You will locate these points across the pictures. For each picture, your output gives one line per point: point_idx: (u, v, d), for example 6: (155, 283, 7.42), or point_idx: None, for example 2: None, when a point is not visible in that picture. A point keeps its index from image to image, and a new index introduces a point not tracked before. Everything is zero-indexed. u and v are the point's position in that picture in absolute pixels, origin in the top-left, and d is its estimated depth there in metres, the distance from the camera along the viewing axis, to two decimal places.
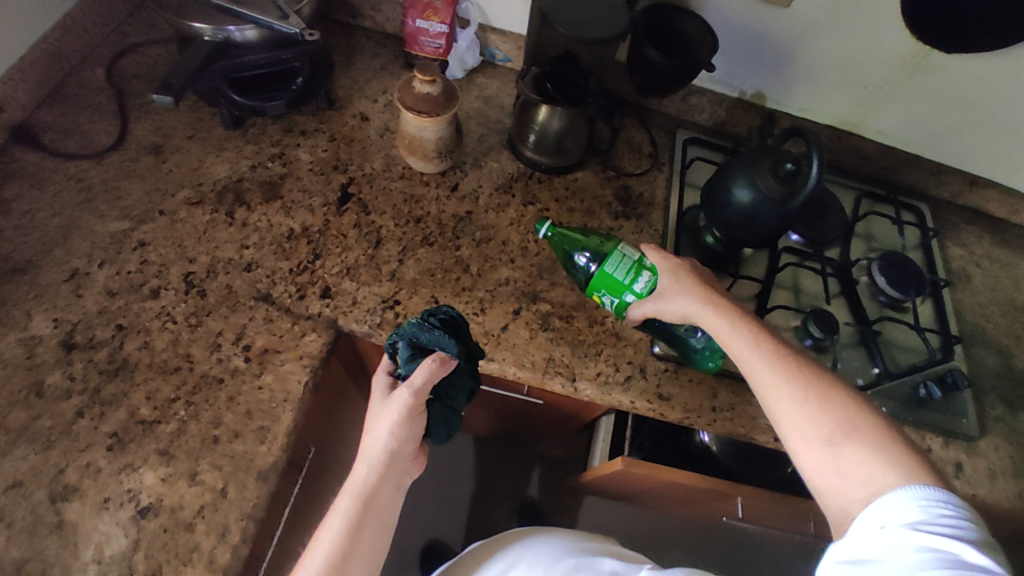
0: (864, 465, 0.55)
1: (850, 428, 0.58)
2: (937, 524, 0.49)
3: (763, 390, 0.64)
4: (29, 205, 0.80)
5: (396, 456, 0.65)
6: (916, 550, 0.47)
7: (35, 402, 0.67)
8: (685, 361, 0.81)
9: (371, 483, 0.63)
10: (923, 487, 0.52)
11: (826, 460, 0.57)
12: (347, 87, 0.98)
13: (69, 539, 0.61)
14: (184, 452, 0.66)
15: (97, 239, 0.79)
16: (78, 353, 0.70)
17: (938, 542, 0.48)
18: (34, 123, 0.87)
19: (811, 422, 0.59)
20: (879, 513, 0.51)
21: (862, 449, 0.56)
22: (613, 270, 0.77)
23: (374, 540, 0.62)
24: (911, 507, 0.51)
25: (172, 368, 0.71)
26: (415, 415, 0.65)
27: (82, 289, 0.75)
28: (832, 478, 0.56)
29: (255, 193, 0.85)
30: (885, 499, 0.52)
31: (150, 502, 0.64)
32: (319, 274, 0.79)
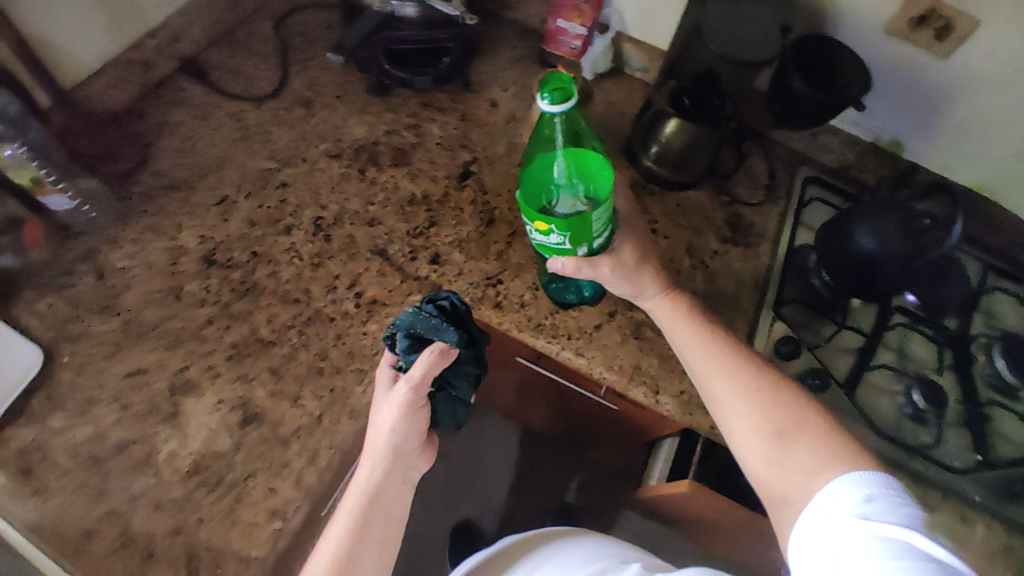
0: (808, 456, 0.60)
1: (794, 419, 0.63)
2: (883, 504, 0.54)
3: (714, 384, 0.68)
4: (192, 130, 0.86)
5: (399, 451, 0.65)
6: (873, 530, 0.51)
7: (172, 303, 0.74)
8: (552, 300, 0.81)
9: (376, 480, 0.64)
10: (868, 476, 0.56)
11: (771, 451, 0.62)
12: (484, 72, 1.01)
13: (181, 429, 0.68)
14: (290, 376, 0.72)
15: (246, 173, 0.84)
16: (216, 269, 0.77)
17: (886, 521, 0.52)
18: (203, 60, 0.91)
19: (760, 414, 0.64)
20: (831, 501, 0.56)
21: (804, 441, 0.61)
22: (596, 218, 0.62)
23: (383, 535, 0.63)
24: (858, 491, 0.55)
25: (292, 299, 0.76)
26: (417, 408, 0.65)
27: (228, 214, 0.80)
28: (777, 471, 0.61)
29: (387, 157, 0.89)
30: (829, 489, 0.57)
31: (255, 413, 0.69)
32: (433, 241, 0.83)
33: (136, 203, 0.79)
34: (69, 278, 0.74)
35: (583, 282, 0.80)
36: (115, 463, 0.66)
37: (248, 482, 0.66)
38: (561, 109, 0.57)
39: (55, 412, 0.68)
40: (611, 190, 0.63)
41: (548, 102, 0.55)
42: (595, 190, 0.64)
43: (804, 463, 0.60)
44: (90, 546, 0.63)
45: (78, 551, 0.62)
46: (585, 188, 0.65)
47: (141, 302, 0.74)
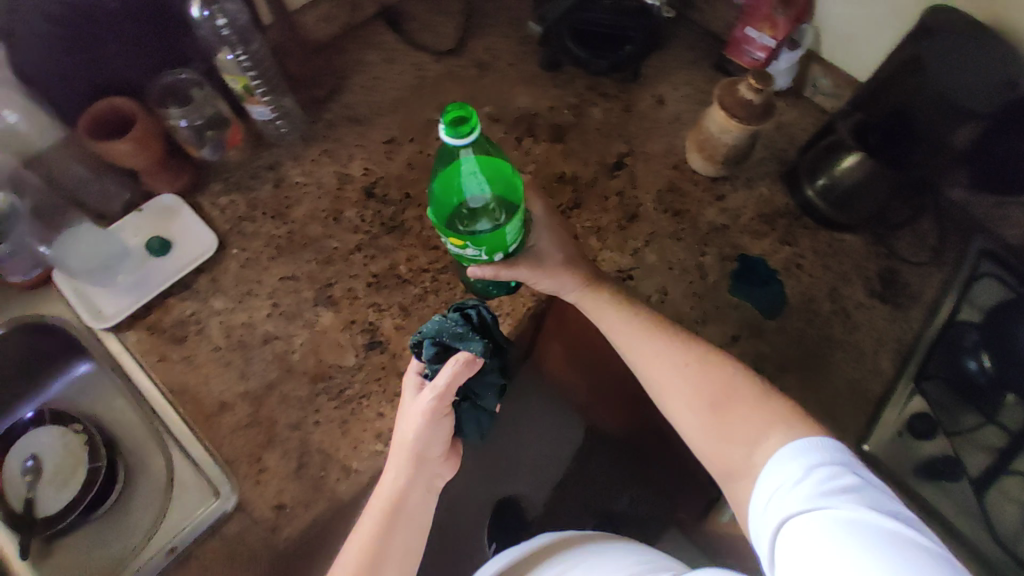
0: (744, 424, 0.60)
1: (727, 385, 0.64)
2: (833, 465, 0.54)
3: (657, 367, 0.67)
4: (378, 71, 0.91)
5: (424, 460, 0.63)
6: (829, 494, 0.51)
7: (331, 225, 0.80)
8: (475, 297, 0.76)
9: (400, 486, 0.62)
10: (806, 438, 0.57)
11: (711, 425, 0.63)
12: (655, 66, 0.97)
13: (317, 338, 0.74)
14: (416, 317, 0.75)
15: (416, 119, 0.88)
16: (373, 201, 0.82)
17: (841, 482, 0.52)
18: (401, 9, 0.96)
19: (693, 386, 0.65)
20: (779, 468, 0.55)
21: (740, 411, 0.61)
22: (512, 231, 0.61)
23: (407, 542, 0.62)
24: (805, 453, 0.55)
25: (432, 246, 0.80)
26: (442, 418, 0.63)
27: (393, 153, 0.85)
28: (721, 442, 0.61)
29: (545, 131, 0.89)
30: (774, 456, 0.56)
31: (381, 341, 0.74)
32: (574, 223, 0.84)
33: (319, 128, 0.85)
34: (253, 181, 0.80)
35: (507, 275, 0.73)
36: (257, 352, 0.72)
37: (363, 401, 0.71)
38: (467, 145, 0.53)
39: (216, 295, 0.74)
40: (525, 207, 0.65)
41: (457, 139, 0.51)
42: (511, 204, 0.65)
43: (742, 432, 0.60)
44: (221, 418, 0.69)
45: (211, 420, 0.69)
46: (496, 199, 0.65)
47: (305, 216, 0.80)
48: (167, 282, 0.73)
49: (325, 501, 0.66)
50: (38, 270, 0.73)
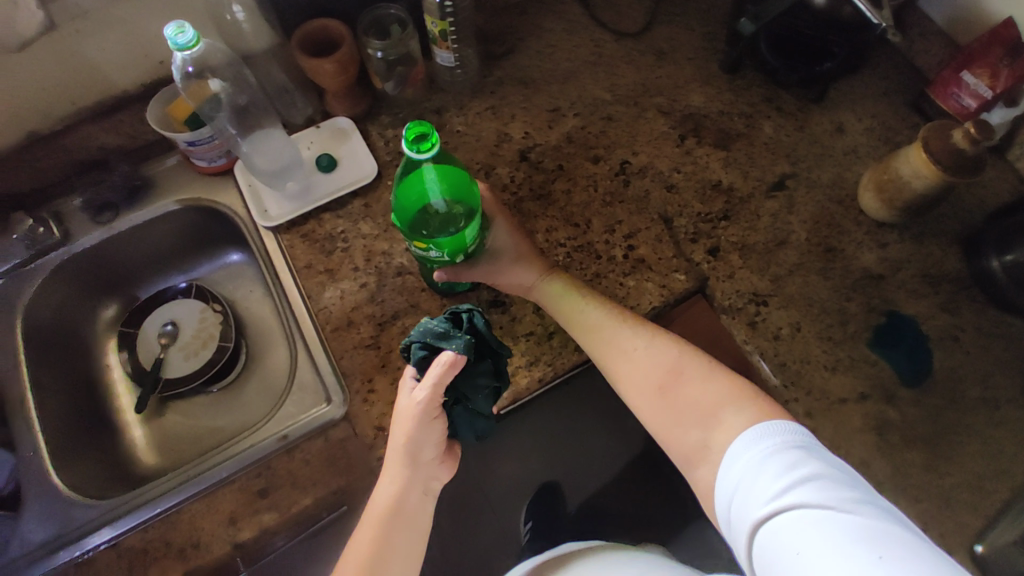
0: (694, 404, 0.60)
1: (677, 368, 0.63)
2: (796, 448, 0.51)
3: (612, 354, 0.66)
4: (556, 40, 0.91)
5: (415, 463, 0.59)
6: (794, 480, 0.48)
7: (481, 178, 0.81)
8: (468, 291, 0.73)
9: (394, 492, 0.58)
10: (759, 419, 0.55)
11: (662, 409, 0.62)
12: (840, 90, 0.89)
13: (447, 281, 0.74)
14: None
15: (584, 95, 0.88)
16: (526, 165, 0.83)
17: (808, 467, 0.48)
18: None
19: (646, 368, 0.64)
20: (738, 452, 0.53)
21: (689, 395, 0.61)
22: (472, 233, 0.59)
23: (402, 549, 0.58)
24: (769, 437, 0.52)
25: (572, 222, 0.79)
26: (433, 421, 0.58)
27: (554, 123, 0.85)
28: (671, 424, 0.60)
29: (710, 133, 0.85)
30: (730, 442, 0.55)
31: (505, 301, 0.74)
32: (719, 233, 0.79)
33: (490, 85, 0.87)
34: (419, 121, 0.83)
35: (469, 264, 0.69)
36: (386, 280, 0.74)
37: None
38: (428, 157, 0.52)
39: (364, 219, 0.77)
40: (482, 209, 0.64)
41: (417, 154, 0.50)
42: (468, 205, 0.63)
43: (689, 413, 0.60)
44: (347, 333, 0.71)
45: (336, 332, 0.71)
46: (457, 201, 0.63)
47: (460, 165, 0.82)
48: (327, 197, 0.78)
49: None
50: (224, 159, 0.79)
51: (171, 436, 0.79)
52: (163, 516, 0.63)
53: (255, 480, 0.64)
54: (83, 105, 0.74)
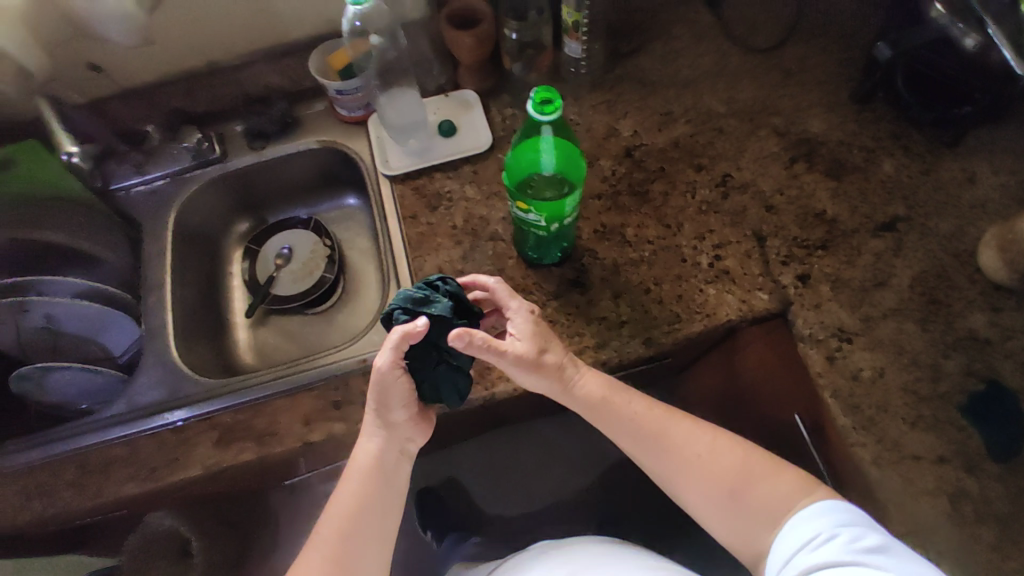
0: (756, 501, 0.63)
1: (745, 468, 0.65)
2: (854, 521, 0.58)
3: (672, 453, 0.67)
4: (683, 46, 0.92)
5: (388, 423, 0.66)
6: (860, 552, 0.54)
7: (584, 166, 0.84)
8: (546, 267, 0.78)
9: (371, 448, 0.66)
10: (816, 501, 0.61)
11: (722, 506, 0.64)
12: (979, 139, 0.84)
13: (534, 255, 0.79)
14: (623, 279, 0.77)
15: (699, 103, 0.88)
16: (630, 160, 0.84)
17: (866, 536, 0.55)
18: None
19: (712, 471, 0.65)
20: (805, 527, 0.59)
21: (756, 497, 0.63)
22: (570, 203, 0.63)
23: (375, 503, 0.65)
24: (832, 516, 0.58)
25: (663, 223, 0.80)
26: (401, 383, 0.64)
27: (664, 126, 0.87)
28: (734, 522, 0.64)
29: (824, 162, 0.83)
30: (796, 526, 0.60)
31: (584, 283, 0.77)
32: (813, 262, 0.77)
33: (609, 79, 0.90)
34: None
35: (558, 243, 0.74)
36: (479, 244, 0.80)
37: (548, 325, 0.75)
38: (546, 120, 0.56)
39: (470, 184, 0.84)
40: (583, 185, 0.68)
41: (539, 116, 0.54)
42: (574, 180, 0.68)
43: (759, 513, 0.62)
44: None
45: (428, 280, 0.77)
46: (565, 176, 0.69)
47: None
48: (443, 159, 0.85)
49: (483, 389, 0.72)
50: (362, 111, 0.89)
51: (269, 344, 0.90)
52: (256, 403, 0.74)
53: (333, 392, 0.72)
54: (260, 42, 0.86)
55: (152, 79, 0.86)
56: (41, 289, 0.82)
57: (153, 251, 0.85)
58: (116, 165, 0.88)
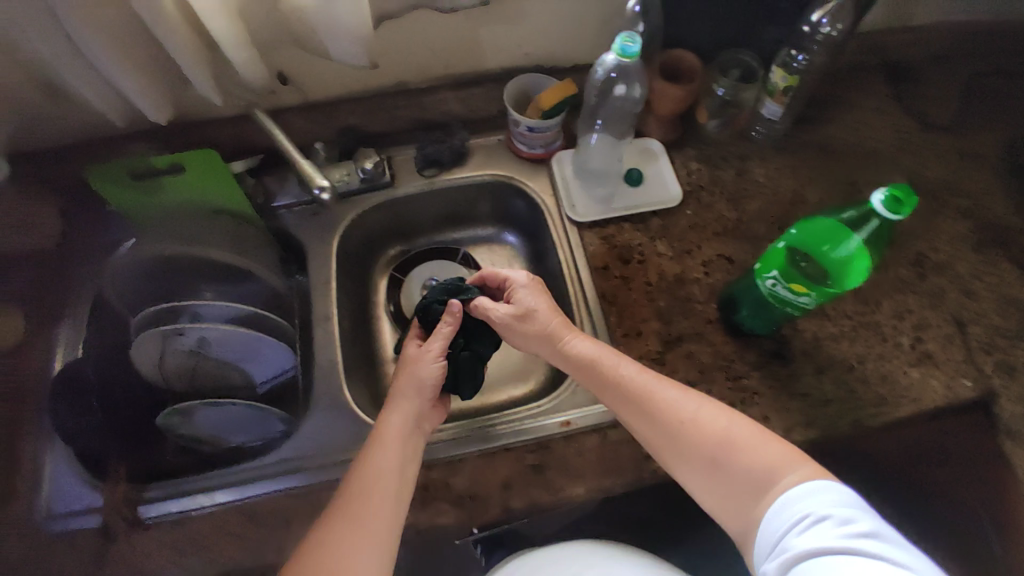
0: (747, 481, 0.57)
1: (726, 436, 0.60)
2: (846, 506, 0.51)
3: (660, 424, 0.62)
4: (863, 116, 0.92)
5: (415, 398, 0.70)
6: (854, 537, 0.48)
7: (774, 232, 0.81)
8: (749, 335, 0.74)
9: (389, 420, 0.67)
10: (813, 479, 0.54)
11: (717, 486, 0.59)
12: None
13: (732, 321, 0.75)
14: (826, 354, 0.74)
15: (884, 176, 0.87)
16: None
17: (859, 523, 0.49)
18: (906, 71, 0.95)
19: (698, 438, 0.60)
20: (794, 508, 0.53)
21: (741, 465, 0.58)
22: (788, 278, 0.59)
23: (395, 468, 0.63)
24: (825, 499, 0.52)
25: (860, 298, 0.79)
26: (428, 351, 0.73)
27: (851, 196, 0.85)
28: (728, 500, 0.58)
29: (1014, 249, 0.83)
30: (786, 506, 0.54)
31: (786, 356, 0.74)
32: (1016, 352, 0.75)
33: (792, 143, 0.88)
34: (721, 162, 0.86)
35: (777, 316, 0.71)
36: (675, 304, 0.77)
37: (753, 397, 0.72)
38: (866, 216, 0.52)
39: (661, 239, 0.81)
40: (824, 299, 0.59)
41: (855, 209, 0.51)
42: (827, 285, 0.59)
43: (746, 482, 0.57)
44: (636, 343, 0.75)
45: (624, 339, 0.75)
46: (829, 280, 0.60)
47: (754, 212, 0.83)
48: (631, 208, 0.81)
49: None
50: (542, 149, 0.84)
51: None
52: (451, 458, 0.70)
53: (531, 455, 0.70)
54: (449, 71, 0.82)
55: (332, 95, 0.81)
56: (195, 313, 0.76)
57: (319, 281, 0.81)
58: (283, 182, 0.84)
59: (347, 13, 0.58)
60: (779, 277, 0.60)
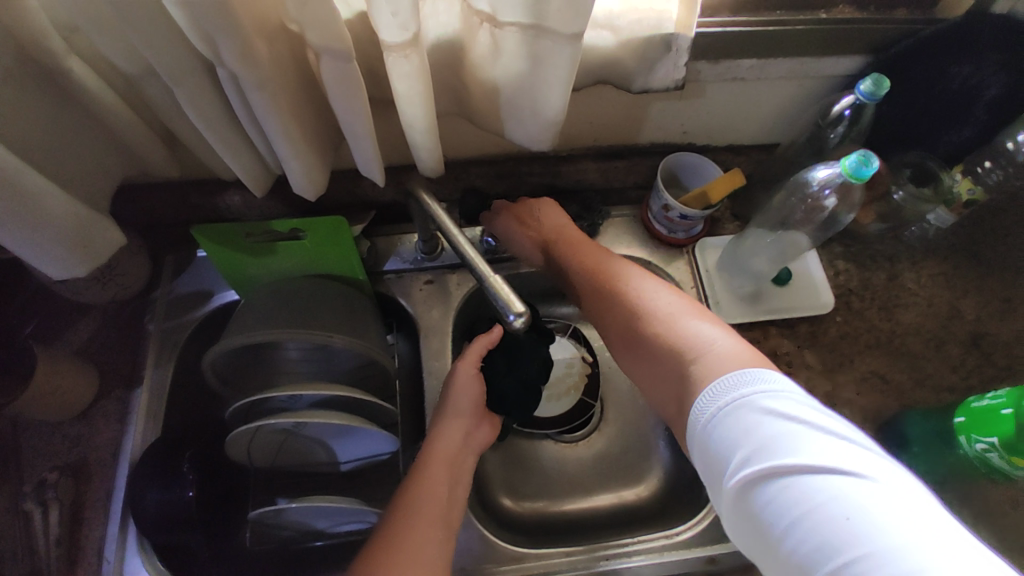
0: (670, 369, 0.54)
1: (679, 327, 0.56)
2: (795, 398, 0.46)
3: (623, 315, 0.60)
4: None
5: (456, 411, 0.64)
6: (779, 431, 0.43)
7: (931, 349, 0.73)
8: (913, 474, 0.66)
9: (437, 434, 0.62)
10: (731, 368, 0.49)
11: (650, 375, 0.57)
12: None
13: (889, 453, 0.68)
14: (992, 500, 0.67)
15: None
16: (985, 351, 0.73)
17: (809, 414, 0.44)
18: None
19: (648, 325, 0.57)
20: (712, 394, 0.49)
21: (680, 353, 0.54)
22: (982, 436, 0.57)
23: (443, 496, 0.58)
24: (777, 398, 0.46)
25: None
26: (464, 365, 0.65)
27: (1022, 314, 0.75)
28: (656, 387, 0.56)
29: None
30: (710, 385, 0.49)
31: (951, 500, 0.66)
32: None
33: (954, 246, 0.79)
34: (872, 263, 0.78)
35: (956, 461, 0.63)
36: None
37: None
38: None
39: (810, 348, 0.73)
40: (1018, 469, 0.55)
41: None
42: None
43: (671, 367, 0.54)
44: None
45: None
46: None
47: (911, 324, 0.75)
48: (780, 312, 0.74)
49: None
50: (683, 234, 0.76)
51: (524, 472, 0.80)
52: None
53: None
54: (596, 143, 0.73)
55: (462, 155, 0.72)
56: (292, 393, 0.62)
57: (432, 363, 0.73)
58: (395, 244, 0.77)
59: (551, 106, 0.49)
60: (996, 446, 0.56)
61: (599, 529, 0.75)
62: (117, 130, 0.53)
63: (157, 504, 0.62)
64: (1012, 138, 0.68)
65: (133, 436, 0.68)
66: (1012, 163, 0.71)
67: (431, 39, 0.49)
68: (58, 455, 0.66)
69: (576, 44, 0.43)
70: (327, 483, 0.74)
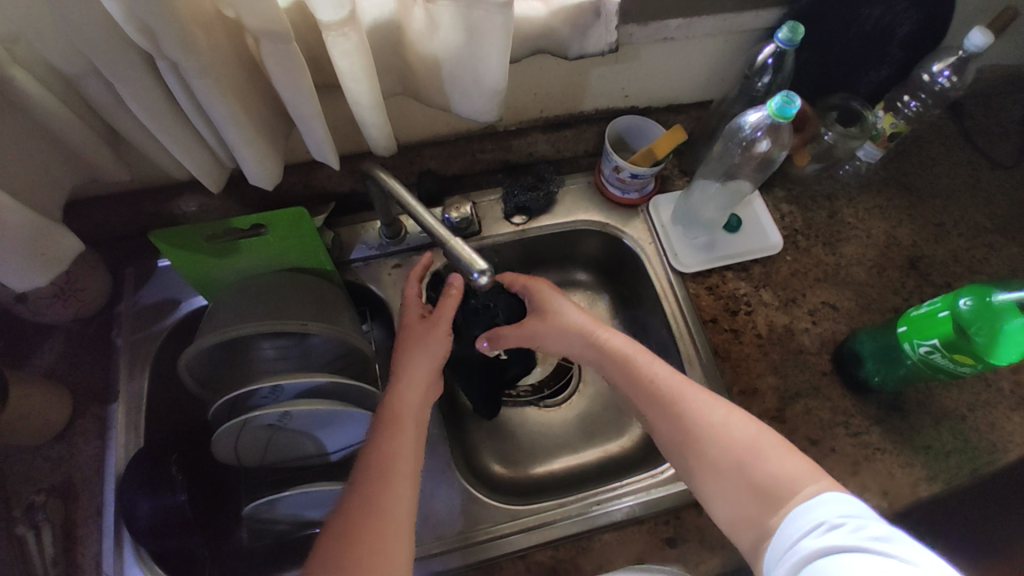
0: (757, 487, 0.55)
1: (753, 447, 0.57)
2: (856, 513, 0.48)
3: (686, 425, 0.60)
4: (956, 148, 0.87)
5: (418, 364, 0.65)
6: (845, 541, 0.46)
7: (874, 276, 0.79)
8: (867, 389, 0.71)
9: (402, 394, 0.63)
10: (823, 494, 0.52)
11: (725, 487, 0.57)
12: None
13: (844, 374, 0.72)
14: (938, 405, 0.72)
15: (980, 212, 0.83)
16: (921, 272, 0.79)
17: (863, 523, 0.47)
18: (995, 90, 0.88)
19: (721, 443, 0.58)
20: (791, 525, 0.51)
21: (758, 474, 0.55)
22: (927, 339, 0.62)
23: (412, 456, 0.60)
24: (835, 506, 0.49)
25: None
26: (435, 327, 0.67)
27: (950, 234, 0.81)
28: (737, 503, 0.55)
29: None
30: (786, 523, 0.51)
31: (903, 410, 0.72)
32: None
33: (885, 180, 0.85)
34: (812, 203, 0.83)
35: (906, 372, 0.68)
36: (786, 358, 0.74)
37: (875, 453, 0.69)
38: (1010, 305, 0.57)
39: (765, 288, 0.77)
40: (962, 363, 0.59)
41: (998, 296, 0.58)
42: (966, 357, 0.58)
43: (766, 493, 0.54)
44: (752, 400, 0.71)
45: (741, 397, 0.71)
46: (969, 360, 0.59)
47: (854, 255, 0.80)
48: (733, 256, 0.78)
49: None
50: (636, 194, 0.80)
51: (511, 439, 0.82)
52: (583, 536, 0.66)
53: (663, 527, 0.66)
54: (542, 115, 0.76)
55: (414, 139, 0.74)
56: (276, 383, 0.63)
57: None
58: (358, 233, 0.78)
59: (492, 73, 0.52)
60: (937, 347, 0.61)
61: (587, 484, 0.79)
62: (64, 139, 0.53)
63: (150, 511, 0.62)
64: (928, 70, 0.75)
65: (117, 450, 0.68)
66: (929, 93, 0.77)
67: (368, 22, 0.51)
68: (41, 478, 0.66)
69: (508, 9, 0.45)
70: (319, 472, 0.75)
